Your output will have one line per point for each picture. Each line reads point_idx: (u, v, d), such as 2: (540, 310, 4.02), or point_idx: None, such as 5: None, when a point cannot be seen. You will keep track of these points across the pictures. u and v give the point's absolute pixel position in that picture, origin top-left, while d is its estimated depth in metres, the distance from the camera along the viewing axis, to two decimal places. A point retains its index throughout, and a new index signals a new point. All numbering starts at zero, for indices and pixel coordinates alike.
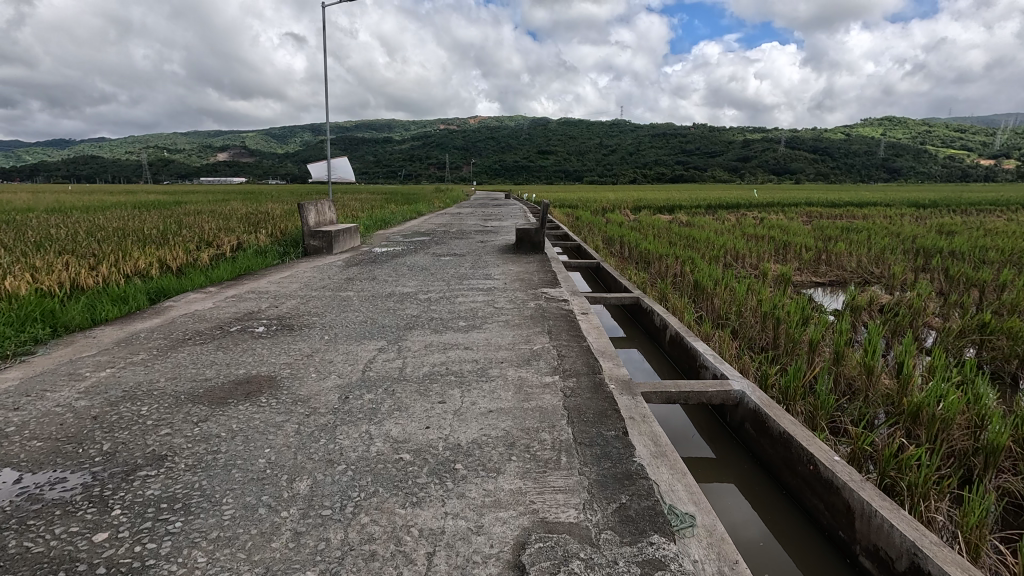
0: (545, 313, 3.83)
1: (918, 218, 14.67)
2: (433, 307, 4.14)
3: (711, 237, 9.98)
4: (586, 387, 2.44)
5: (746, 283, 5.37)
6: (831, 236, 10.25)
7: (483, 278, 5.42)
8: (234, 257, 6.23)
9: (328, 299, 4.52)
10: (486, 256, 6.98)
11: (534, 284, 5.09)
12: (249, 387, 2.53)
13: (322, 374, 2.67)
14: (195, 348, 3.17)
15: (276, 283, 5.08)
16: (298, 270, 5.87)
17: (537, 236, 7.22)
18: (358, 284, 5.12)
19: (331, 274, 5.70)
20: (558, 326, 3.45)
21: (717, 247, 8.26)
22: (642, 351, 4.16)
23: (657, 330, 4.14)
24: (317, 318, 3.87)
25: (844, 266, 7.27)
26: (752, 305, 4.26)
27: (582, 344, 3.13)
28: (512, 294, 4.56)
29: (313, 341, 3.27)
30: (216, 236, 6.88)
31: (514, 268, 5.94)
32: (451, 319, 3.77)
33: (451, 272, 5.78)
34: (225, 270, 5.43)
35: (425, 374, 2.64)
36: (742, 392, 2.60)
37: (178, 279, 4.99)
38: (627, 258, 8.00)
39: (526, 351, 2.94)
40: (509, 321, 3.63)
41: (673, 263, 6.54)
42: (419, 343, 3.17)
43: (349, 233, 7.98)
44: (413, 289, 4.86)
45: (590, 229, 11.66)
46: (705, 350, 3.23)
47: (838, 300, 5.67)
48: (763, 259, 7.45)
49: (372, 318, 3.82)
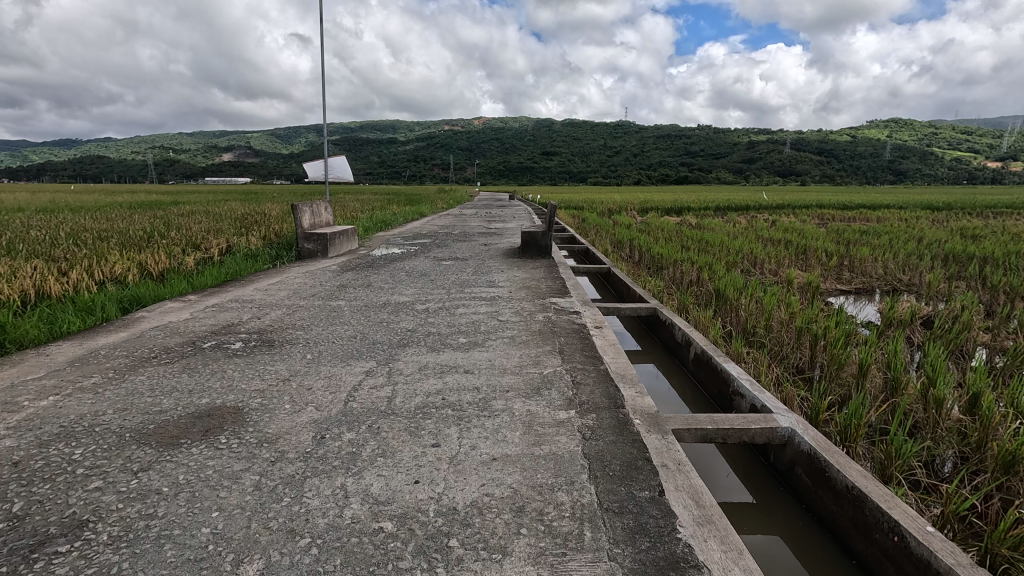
0: (555, 329, 3.43)
1: (936, 221, 14.22)
2: (430, 320, 3.75)
3: (725, 240, 9.57)
4: (607, 426, 2.04)
5: (772, 292, 4.97)
6: (851, 239, 9.80)
7: (487, 285, 5.03)
8: (221, 261, 5.85)
9: (317, 309, 4.13)
10: (489, 261, 6.59)
11: (542, 292, 4.70)
12: (209, 423, 2.14)
13: (296, 407, 2.28)
14: (159, 369, 2.79)
15: (263, 291, 4.70)
16: (288, 275, 5.49)
17: (543, 239, 6.83)
18: (351, 292, 4.73)
19: (323, 280, 5.31)
20: (571, 345, 3.05)
21: (733, 251, 7.84)
22: (662, 369, 3.77)
23: (679, 346, 3.75)
24: (302, 332, 3.49)
25: (869, 272, 6.84)
26: (784, 319, 3.85)
27: (599, 367, 2.73)
28: (518, 304, 4.16)
29: (293, 362, 2.89)
30: (204, 239, 6.50)
31: (519, 274, 5.55)
32: (449, 334, 3.38)
33: (452, 279, 5.39)
34: (209, 275, 5.06)
35: (417, 408, 2.24)
36: (790, 430, 2.19)
37: (156, 286, 4.62)
38: (639, 263, 7.60)
39: (536, 377, 2.54)
40: (514, 338, 3.24)
41: (689, 269, 6.13)
42: (412, 365, 2.78)
43: (346, 235, 7.60)
44: (410, 298, 4.47)
45: (598, 232, 11.26)
46: (739, 374, 2.83)
47: (870, 311, 5.25)
48: (782, 265, 7.04)
49: (362, 333, 3.44)
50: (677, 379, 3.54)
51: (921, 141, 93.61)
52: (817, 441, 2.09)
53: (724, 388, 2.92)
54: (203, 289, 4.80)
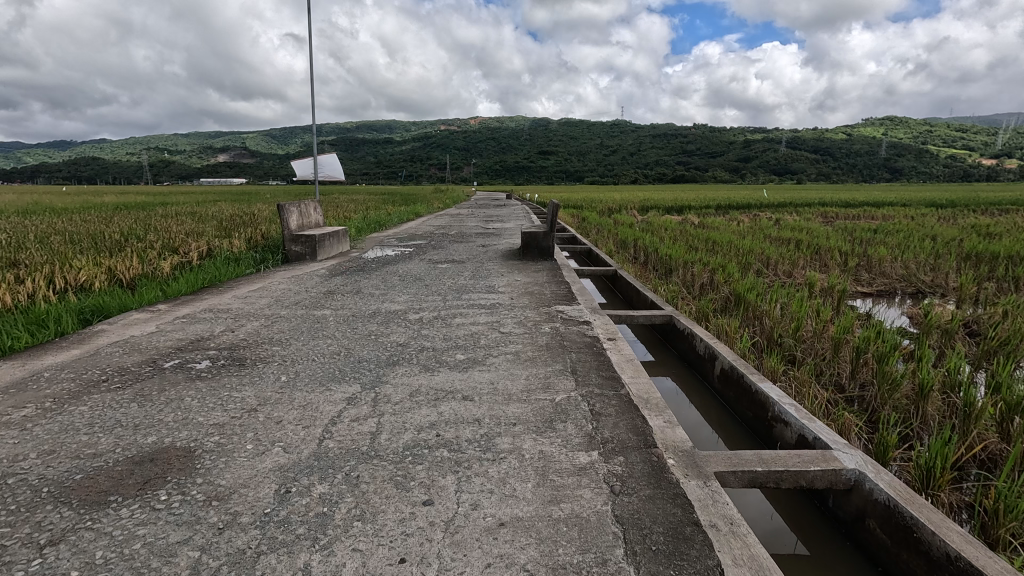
0: (565, 343, 3.04)
1: (945, 219, 13.85)
2: (425, 332, 3.35)
3: (732, 239, 9.21)
4: (640, 475, 1.66)
5: (795, 297, 4.59)
6: (863, 238, 9.44)
7: (486, 291, 4.65)
8: (200, 266, 5.46)
9: (299, 320, 3.74)
10: (488, 264, 6.21)
11: (546, 298, 4.32)
12: (151, 471, 1.74)
13: (259, 448, 1.88)
14: (106, 396, 2.39)
15: (242, 299, 4.30)
16: (272, 281, 5.09)
17: (545, 240, 6.44)
18: (338, 300, 4.34)
19: (309, 287, 4.92)
20: (585, 363, 2.67)
21: (745, 252, 7.45)
22: (682, 386, 3.41)
23: (700, 359, 3.38)
24: (280, 349, 3.09)
25: (889, 273, 6.48)
26: (818, 328, 3.48)
27: (619, 391, 2.35)
28: (522, 313, 3.78)
29: (265, 387, 2.49)
30: (183, 243, 6.09)
31: (521, 278, 5.16)
32: (445, 350, 2.98)
33: (448, 284, 5.00)
34: (184, 281, 4.67)
35: (405, 450, 1.85)
36: (858, 474, 1.81)
37: (124, 294, 4.22)
38: (646, 264, 7.23)
39: (547, 406, 2.16)
40: (519, 355, 2.85)
41: (701, 272, 5.74)
42: (402, 390, 2.39)
43: (337, 237, 7.21)
44: (403, 307, 4.08)
45: (600, 232, 10.88)
46: (780, 397, 2.45)
47: (898, 316, 4.87)
48: (797, 267, 6.67)
49: (347, 349, 3.04)
50: (700, 399, 3.18)
51: (917, 139, 93.62)
52: (895, 489, 1.71)
53: (761, 412, 2.54)
54: (176, 296, 4.40)
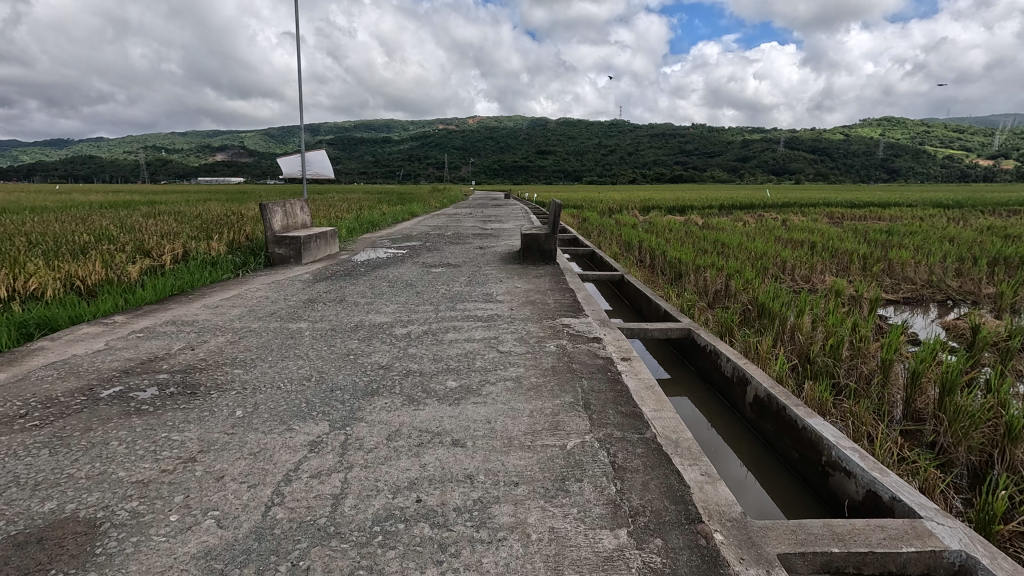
0: (574, 366, 2.61)
1: (956, 220, 13.50)
2: (412, 352, 2.91)
3: (741, 241, 8.82)
4: (687, 572, 1.24)
5: (823, 306, 4.18)
6: (877, 240, 9.05)
7: (483, 300, 4.22)
8: (173, 271, 5.02)
9: (270, 335, 3.29)
10: (485, 268, 5.78)
11: (549, 308, 3.89)
12: (31, 559, 1.30)
13: (185, 521, 1.44)
14: (15, 438, 1.95)
15: (211, 310, 3.86)
16: (249, 288, 4.65)
17: (547, 243, 6.01)
18: (319, 310, 3.91)
19: (289, 294, 4.49)
20: (599, 394, 2.26)
21: (759, 254, 7.03)
22: (706, 412, 3.01)
23: (727, 382, 2.97)
24: (242, 372, 2.65)
25: (913, 278, 6.09)
26: (858, 348, 3.09)
27: (643, 433, 1.93)
28: (523, 327, 3.34)
29: (213, 423, 2.05)
30: (157, 245, 5.64)
31: (521, 285, 4.73)
32: (434, 375, 2.55)
33: (441, 292, 4.57)
34: (149, 288, 4.24)
35: (376, 524, 1.43)
36: (964, 557, 1.39)
37: (79, 303, 3.78)
38: (652, 268, 6.83)
39: (557, 457, 1.74)
40: (520, 382, 2.42)
41: (715, 278, 5.32)
42: (378, 433, 1.95)
43: (325, 239, 6.78)
44: (389, 319, 3.63)
45: (603, 233, 10.47)
46: (836, 438, 2.03)
47: (933, 327, 4.48)
48: (816, 271, 6.25)
49: (319, 374, 2.60)
50: (729, 429, 2.77)
51: (916, 139, 93.51)
52: None
53: (812, 454, 2.13)
54: (138, 306, 3.96)
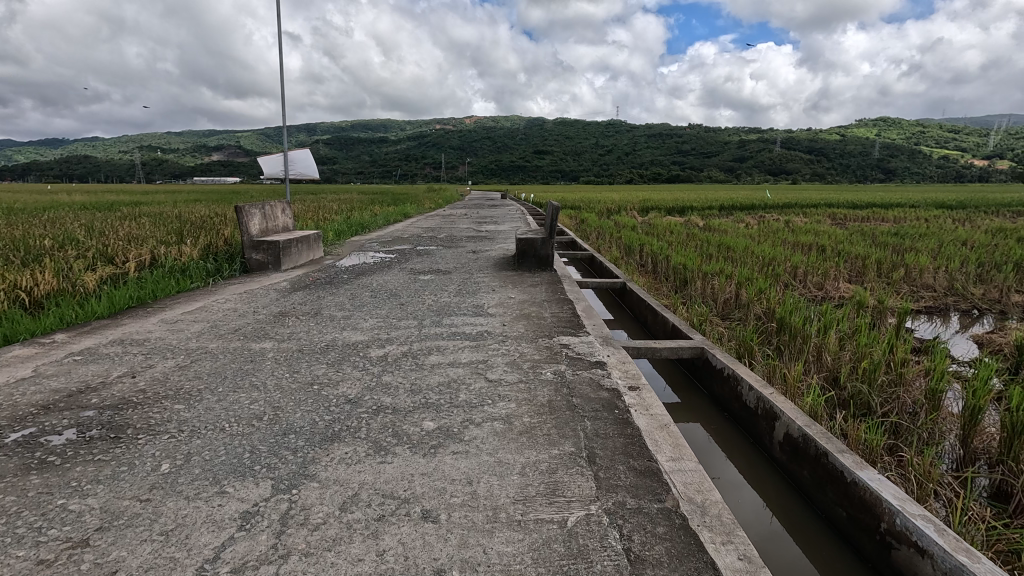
0: (574, 400, 2.22)
1: (964, 222, 13.13)
2: (386, 381, 2.51)
3: (747, 243, 8.45)
4: None
5: (846, 319, 3.80)
6: (887, 243, 8.68)
7: (472, 313, 3.83)
8: (135, 279, 4.61)
9: (227, 358, 2.88)
10: (477, 276, 5.38)
11: (546, 323, 3.50)
12: None
13: None
14: None
15: (167, 326, 3.44)
16: (216, 299, 4.24)
17: (543, 248, 5.62)
18: (288, 326, 3.51)
19: (259, 306, 4.08)
20: (606, 440, 1.87)
21: (768, 259, 6.65)
22: (723, 447, 2.62)
23: (750, 414, 2.59)
24: (184, 407, 2.25)
25: (932, 285, 5.73)
26: (898, 374, 2.70)
27: (663, 500, 1.54)
28: (516, 348, 2.94)
29: (126, 486, 1.64)
30: (123, 250, 5.23)
31: (515, 296, 4.33)
32: (408, 413, 2.15)
33: (428, 303, 4.17)
34: (103, 301, 3.83)
35: None
36: None
37: (17, 318, 3.37)
38: (655, 273, 6.45)
39: (555, 542, 1.35)
40: (511, 422, 2.02)
41: (724, 287, 4.92)
42: (330, 500, 1.56)
43: (307, 243, 6.37)
44: (366, 337, 3.23)
45: (602, 235, 10.09)
46: (899, 499, 1.65)
47: (963, 342, 4.11)
48: (831, 278, 5.86)
49: (273, 411, 2.20)
50: (754, 471, 2.38)
51: (914, 139, 93.46)
52: None
53: (865, 518, 1.74)
54: (86, 322, 3.56)
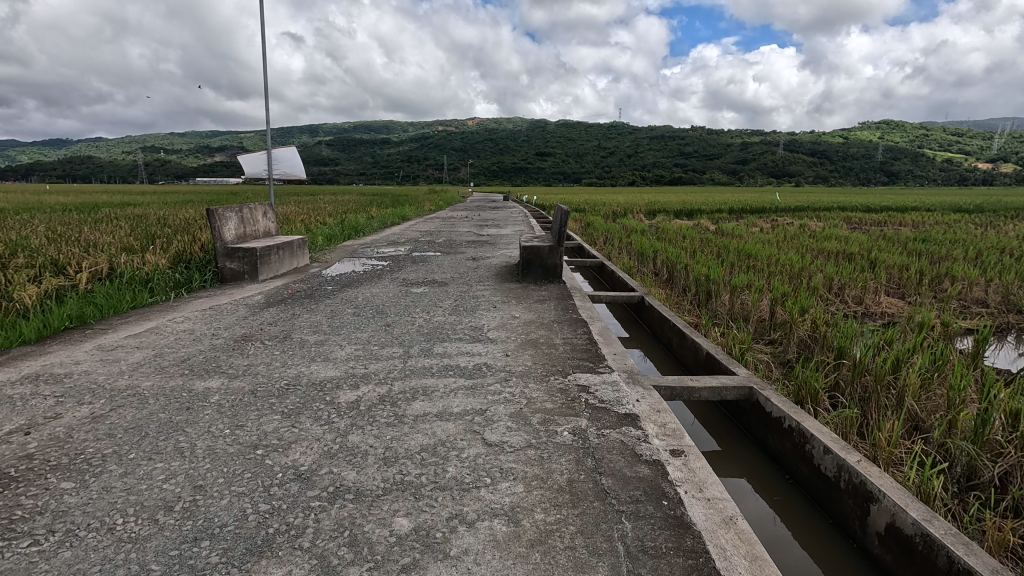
0: (603, 482, 1.64)
1: (988, 226, 12.57)
2: (353, 444, 1.91)
3: (768, 250, 7.88)
4: None
5: (913, 345, 3.19)
6: (918, 250, 8.09)
7: (470, 337, 3.23)
8: (85, 293, 4.03)
9: (160, 402, 2.28)
10: (476, 288, 4.78)
11: (557, 353, 2.91)
12: None
13: None
14: None
15: (101, 357, 2.84)
16: (173, 318, 3.65)
17: (551, 257, 5.06)
18: (248, 356, 2.91)
19: (220, 328, 3.48)
20: (654, 563, 1.29)
21: (797, 270, 6.04)
22: (790, 524, 2.01)
23: (827, 486, 1.99)
24: (73, 487, 1.65)
25: (985, 301, 5.12)
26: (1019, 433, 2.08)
27: None
28: (522, 391, 2.34)
29: None
30: (78, 259, 4.65)
31: (520, 315, 3.73)
32: (375, 503, 1.56)
33: (418, 324, 3.57)
34: (32, 322, 3.23)
35: None
36: None
37: None
38: (673, 284, 5.87)
39: None
40: (517, 525, 1.43)
41: (758, 303, 4.31)
42: None
43: (290, 249, 5.79)
44: (337, 372, 2.63)
45: (611, 240, 9.52)
46: None
47: None
48: (872, 292, 5.25)
49: (190, 495, 1.61)
50: (841, 569, 1.76)
51: (919, 142, 92.82)
52: None
53: None
54: (5, 349, 2.95)
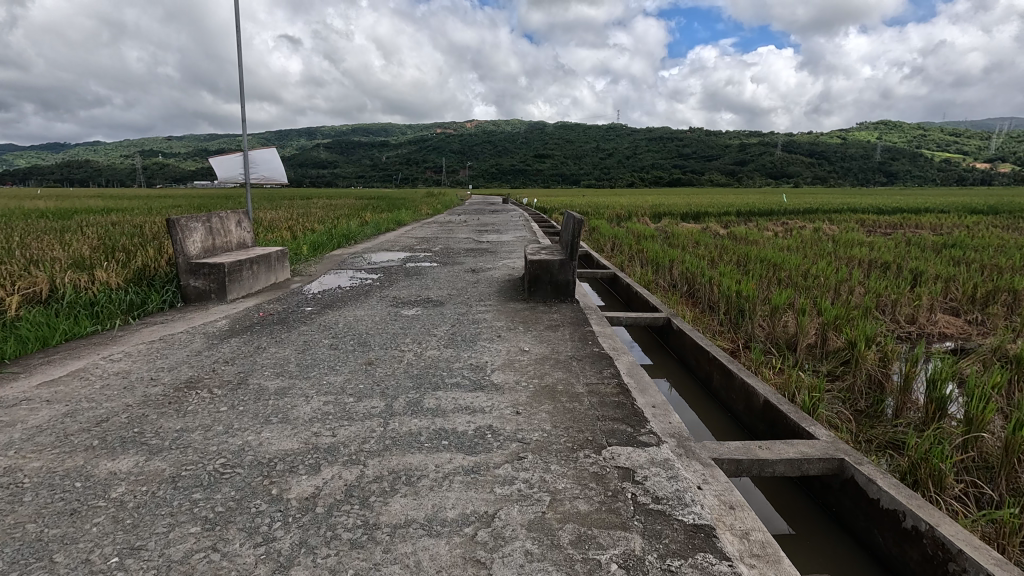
0: None
1: (1011, 229, 12.00)
2: None
3: (794, 257, 7.24)
4: None
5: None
6: (953, 258, 7.45)
7: (469, 384, 2.57)
8: (9, 323, 3.37)
9: (35, 503, 1.62)
10: (477, 309, 4.13)
11: (581, 409, 2.26)
12: None
13: None
14: None
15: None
16: (108, 356, 2.99)
17: (562, 273, 4.41)
18: (183, 414, 2.26)
19: (161, 369, 2.81)
20: None
21: (834, 282, 5.40)
22: None
23: None
24: None
25: None
26: None
27: None
28: (542, 480, 1.70)
29: None
30: (14, 279, 3.99)
31: (529, 349, 3.08)
32: None
33: (405, 362, 2.92)
34: None
35: None
36: None
37: None
38: (698, 300, 5.23)
39: None
40: None
41: (806, 326, 3.67)
42: None
43: (267, 262, 5.16)
44: (294, 444, 1.98)
45: (622, 246, 8.87)
46: None
47: None
48: (927, 309, 4.59)
49: None
50: None
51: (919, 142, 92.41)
52: None
53: None
54: None
